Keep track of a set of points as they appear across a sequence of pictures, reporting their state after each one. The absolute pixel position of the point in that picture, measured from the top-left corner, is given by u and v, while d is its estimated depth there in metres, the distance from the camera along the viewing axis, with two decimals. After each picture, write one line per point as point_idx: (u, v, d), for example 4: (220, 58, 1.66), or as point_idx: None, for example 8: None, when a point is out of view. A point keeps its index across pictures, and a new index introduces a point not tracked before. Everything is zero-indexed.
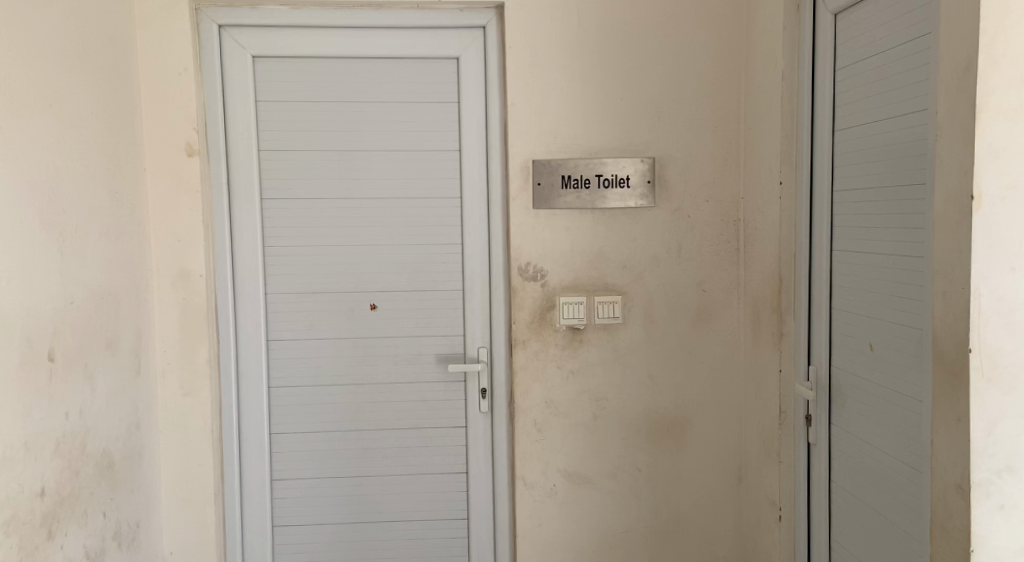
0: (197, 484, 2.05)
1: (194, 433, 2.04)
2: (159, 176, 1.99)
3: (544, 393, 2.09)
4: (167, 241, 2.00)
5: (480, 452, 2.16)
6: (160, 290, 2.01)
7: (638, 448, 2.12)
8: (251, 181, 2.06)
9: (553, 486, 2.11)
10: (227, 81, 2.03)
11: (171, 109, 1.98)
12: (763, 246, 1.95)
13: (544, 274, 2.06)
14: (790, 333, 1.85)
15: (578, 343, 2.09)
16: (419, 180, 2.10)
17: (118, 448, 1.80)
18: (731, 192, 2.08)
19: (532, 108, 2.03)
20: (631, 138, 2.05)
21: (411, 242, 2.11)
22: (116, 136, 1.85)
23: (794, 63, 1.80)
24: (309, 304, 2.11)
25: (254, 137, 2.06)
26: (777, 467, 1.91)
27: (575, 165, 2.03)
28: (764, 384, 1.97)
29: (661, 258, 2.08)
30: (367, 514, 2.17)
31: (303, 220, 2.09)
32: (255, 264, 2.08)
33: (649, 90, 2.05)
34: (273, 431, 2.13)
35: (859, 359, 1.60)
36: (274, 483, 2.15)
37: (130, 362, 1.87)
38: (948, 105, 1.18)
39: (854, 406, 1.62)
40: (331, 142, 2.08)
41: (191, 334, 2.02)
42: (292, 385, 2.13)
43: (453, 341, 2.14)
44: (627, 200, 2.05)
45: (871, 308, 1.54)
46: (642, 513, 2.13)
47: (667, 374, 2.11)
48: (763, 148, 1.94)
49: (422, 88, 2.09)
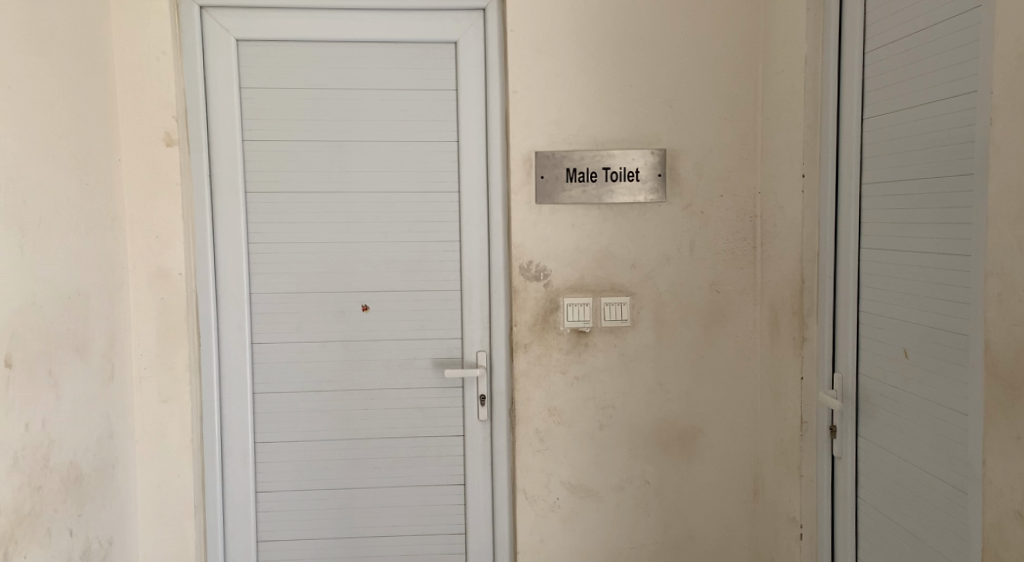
0: (176, 498, 1.92)
1: (172, 442, 1.91)
2: (136, 168, 1.86)
3: (547, 400, 1.96)
4: (144, 237, 1.87)
5: (479, 463, 2.03)
6: (136, 289, 1.88)
7: (647, 459, 1.99)
8: (235, 174, 1.92)
9: (556, 500, 1.98)
10: (208, 65, 1.90)
11: (149, 95, 1.85)
12: (784, 244, 1.82)
13: (547, 273, 1.93)
14: (813, 337, 1.73)
15: (583, 348, 1.96)
16: (415, 173, 1.97)
17: (87, 461, 1.67)
18: (747, 186, 1.94)
19: (536, 96, 1.90)
20: (642, 128, 1.92)
21: (405, 239, 1.98)
22: (87, 123, 1.72)
23: (818, 47, 1.68)
24: (296, 305, 1.98)
25: (237, 126, 1.92)
26: (798, 481, 1.78)
27: (581, 157, 1.91)
28: (784, 392, 1.84)
29: (673, 257, 1.95)
30: (357, 528, 2.04)
31: (290, 215, 1.96)
32: (239, 262, 1.94)
33: (660, 77, 1.91)
34: (258, 440, 2.00)
35: (893, 367, 1.47)
36: (259, 495, 2.01)
37: (102, 367, 1.74)
38: (1005, 85, 1.05)
39: (886, 418, 1.50)
40: (321, 131, 1.95)
41: (170, 336, 1.90)
42: (278, 391, 1.99)
43: (451, 345, 2.01)
44: (636, 195, 1.92)
45: (910, 311, 1.41)
46: (651, 528, 2.00)
47: (678, 381, 1.98)
48: (783, 139, 1.81)
49: (418, 74, 1.96)
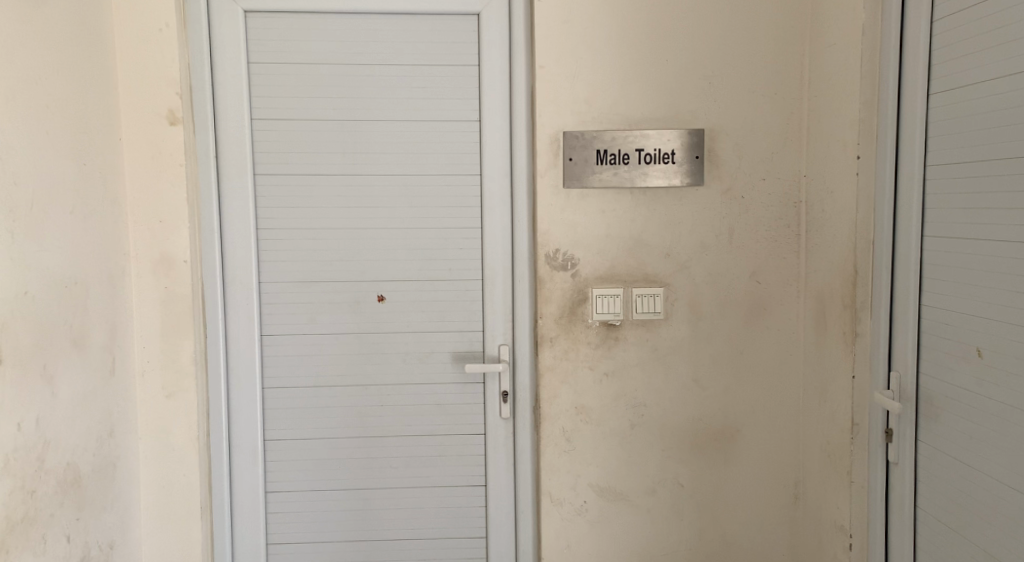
0: (181, 497, 1.81)
1: (178, 438, 1.80)
2: (137, 147, 1.74)
3: (574, 397, 1.84)
4: (146, 222, 1.76)
5: (501, 464, 1.91)
6: (139, 277, 1.77)
7: (680, 461, 1.87)
8: (243, 154, 1.80)
9: (583, 503, 1.86)
10: (214, 37, 1.78)
11: (150, 70, 1.73)
12: (833, 232, 1.69)
13: (575, 262, 1.81)
14: (866, 333, 1.60)
15: (613, 342, 1.83)
16: (434, 154, 1.84)
17: (86, 461, 1.57)
18: (793, 169, 1.80)
19: (565, 71, 1.77)
20: (679, 106, 1.79)
21: (423, 225, 1.86)
22: (85, 100, 1.60)
23: (876, 16, 1.55)
24: (308, 294, 1.86)
25: (246, 103, 1.80)
26: (848, 487, 1.66)
27: (613, 137, 1.77)
28: (831, 391, 1.72)
29: (710, 245, 1.82)
30: (372, 530, 1.93)
31: (301, 199, 1.84)
32: (248, 249, 1.83)
33: (699, 51, 1.78)
34: (267, 438, 1.89)
35: (963, 367, 1.36)
36: (268, 495, 1.90)
37: (102, 360, 1.63)
38: None
39: (953, 422, 1.39)
40: (333, 109, 1.82)
41: (174, 327, 1.78)
42: (288, 386, 1.88)
43: (471, 338, 1.89)
44: (672, 178, 1.79)
45: (987, 306, 1.31)
46: (684, 535, 1.88)
47: (715, 377, 1.85)
48: (834, 117, 1.68)
49: (437, 48, 1.82)
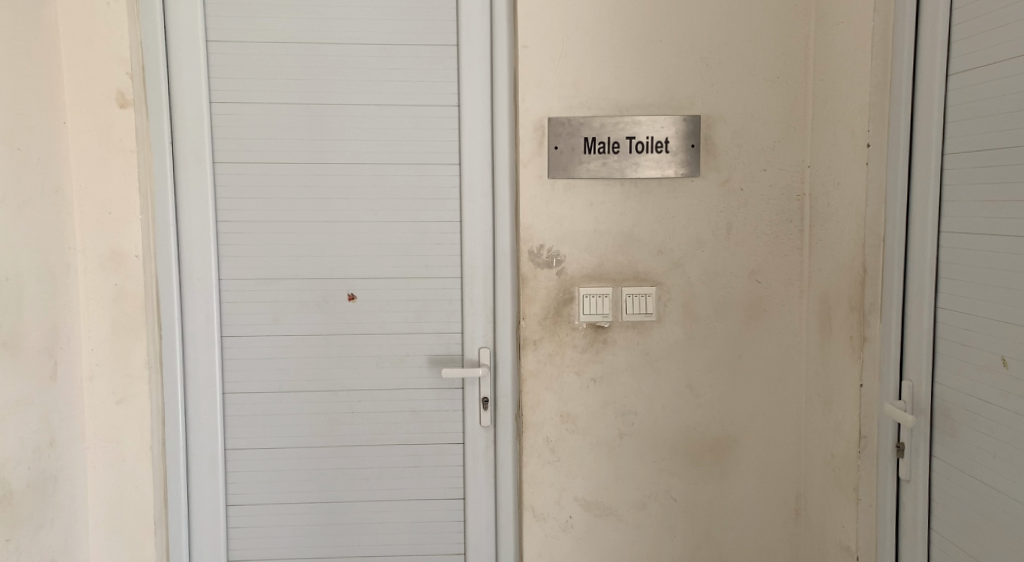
0: (133, 512, 1.67)
1: (129, 448, 1.66)
2: (83, 132, 1.60)
3: (559, 404, 1.71)
4: (94, 213, 1.61)
5: (480, 475, 1.77)
6: (85, 274, 1.62)
7: (673, 473, 1.73)
8: (201, 141, 1.66)
9: (569, 518, 1.73)
10: (169, 15, 1.63)
11: (98, 49, 1.59)
12: (839, 228, 1.56)
13: (560, 259, 1.67)
14: (875, 337, 1.47)
15: (601, 345, 1.70)
16: (407, 141, 1.71)
17: (17, 476, 1.43)
18: (796, 159, 1.67)
19: (550, 52, 1.63)
20: (674, 91, 1.65)
21: (398, 218, 1.72)
22: (21, 80, 1.46)
23: None
24: (273, 293, 1.72)
25: (204, 86, 1.66)
26: (854, 505, 1.53)
27: (602, 124, 1.64)
28: (836, 400, 1.59)
29: (706, 241, 1.69)
30: (341, 545, 1.79)
31: (265, 190, 1.70)
32: (206, 243, 1.69)
33: (696, 30, 1.64)
34: (229, 446, 1.75)
35: (983, 378, 1.24)
36: (229, 508, 1.76)
37: (39, 366, 1.50)
38: None
39: (972, 439, 1.26)
40: (299, 93, 1.68)
41: (125, 328, 1.64)
42: (250, 391, 1.74)
43: (449, 340, 1.75)
44: (665, 168, 1.65)
45: (1013, 312, 1.18)
46: (677, 552, 1.75)
47: (711, 383, 1.72)
48: (842, 101, 1.54)
49: (412, 26, 1.68)
